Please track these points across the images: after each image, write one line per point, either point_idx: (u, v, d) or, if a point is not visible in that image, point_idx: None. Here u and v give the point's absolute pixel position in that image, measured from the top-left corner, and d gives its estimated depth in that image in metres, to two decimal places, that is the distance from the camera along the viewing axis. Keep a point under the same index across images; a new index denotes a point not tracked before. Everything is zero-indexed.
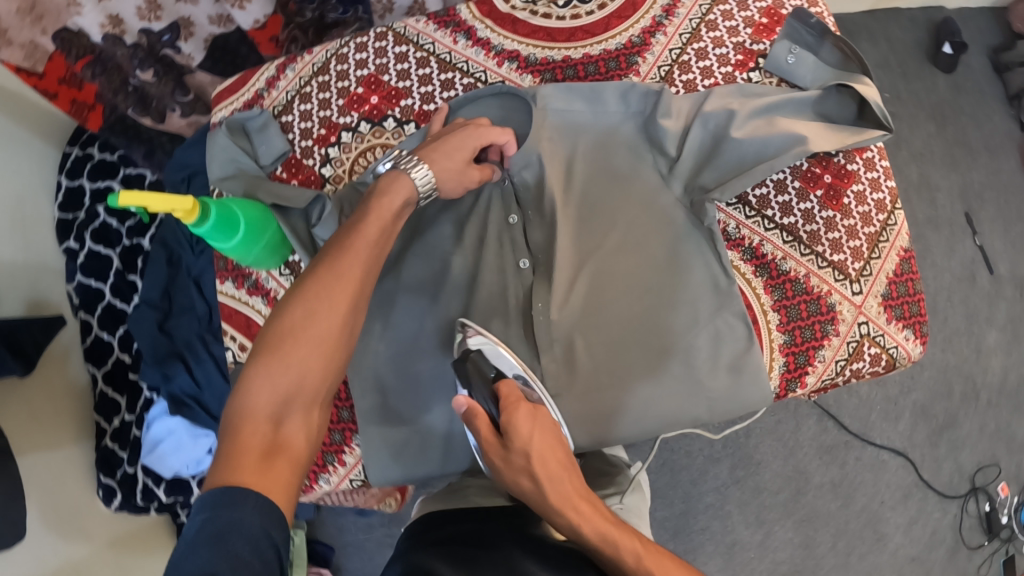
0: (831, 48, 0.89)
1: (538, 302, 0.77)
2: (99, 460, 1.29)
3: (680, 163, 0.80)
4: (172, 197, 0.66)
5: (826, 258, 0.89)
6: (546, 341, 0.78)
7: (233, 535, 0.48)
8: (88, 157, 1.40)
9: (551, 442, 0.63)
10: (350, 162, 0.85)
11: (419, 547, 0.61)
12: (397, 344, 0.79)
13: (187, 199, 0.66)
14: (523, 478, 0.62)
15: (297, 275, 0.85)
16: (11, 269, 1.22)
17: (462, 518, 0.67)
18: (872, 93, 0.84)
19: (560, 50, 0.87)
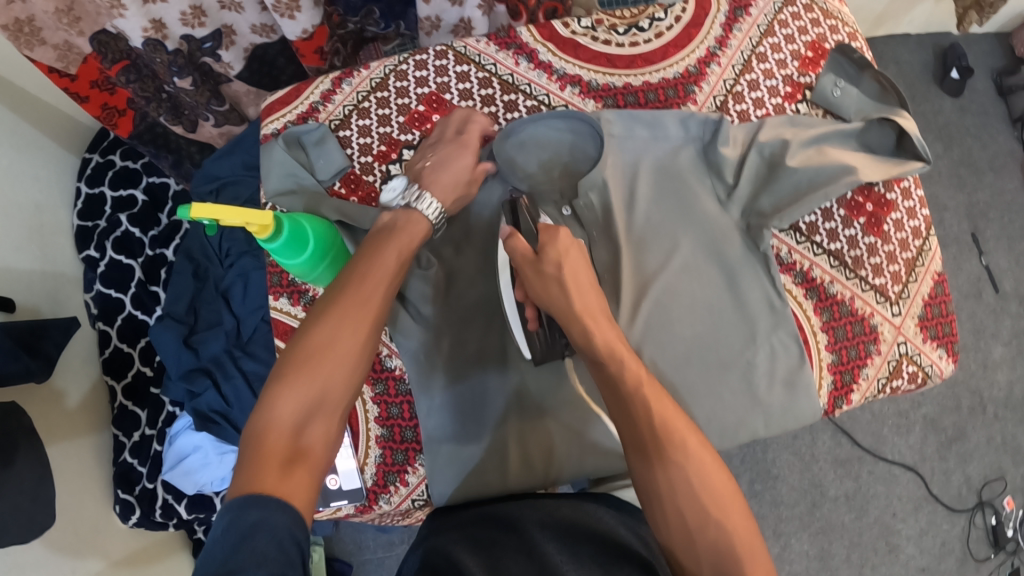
0: (870, 81, 0.94)
1: None
2: (120, 475, 1.26)
3: (738, 189, 0.83)
4: (252, 211, 0.65)
5: (869, 281, 0.91)
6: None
7: (258, 535, 0.47)
8: (110, 164, 1.38)
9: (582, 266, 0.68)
10: None
11: (441, 532, 0.69)
12: (461, 363, 0.79)
13: (268, 213, 0.66)
14: (550, 283, 0.65)
15: None
16: (30, 279, 1.20)
17: (482, 502, 0.74)
18: (911, 126, 0.87)
19: (620, 76, 0.91)
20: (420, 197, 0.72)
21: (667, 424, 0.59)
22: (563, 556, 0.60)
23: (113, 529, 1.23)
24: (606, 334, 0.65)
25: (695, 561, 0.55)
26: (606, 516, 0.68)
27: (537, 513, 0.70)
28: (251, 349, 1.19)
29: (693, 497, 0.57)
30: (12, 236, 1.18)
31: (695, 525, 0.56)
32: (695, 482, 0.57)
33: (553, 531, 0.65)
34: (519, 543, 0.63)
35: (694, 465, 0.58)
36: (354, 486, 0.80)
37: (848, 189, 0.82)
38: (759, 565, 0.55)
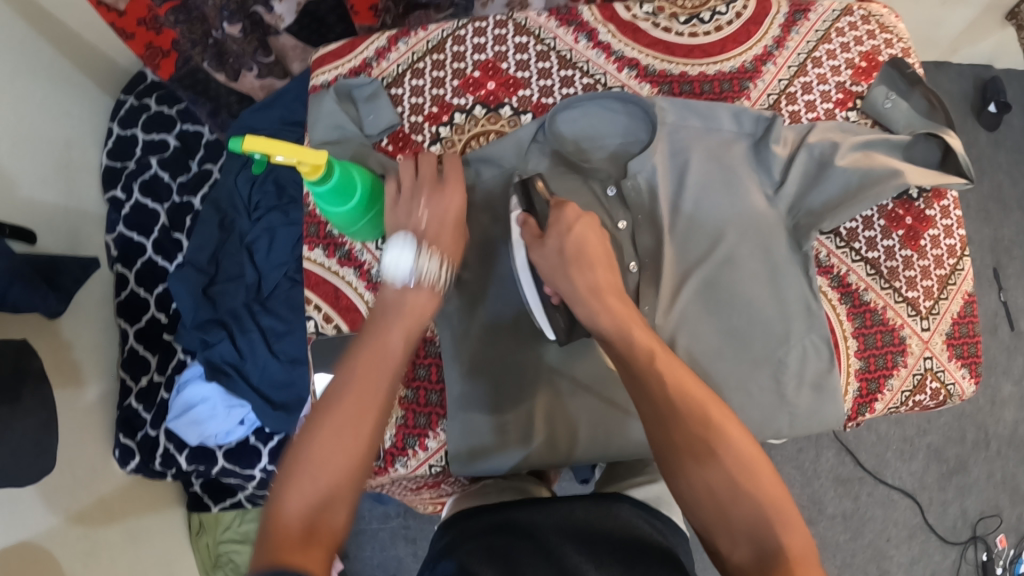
0: (921, 97, 0.93)
1: (645, 305, 0.77)
2: (122, 420, 1.26)
3: (785, 187, 0.84)
4: (307, 150, 0.64)
5: (902, 293, 0.90)
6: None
7: None
8: (144, 108, 1.38)
9: (594, 238, 0.69)
10: (460, 144, 0.86)
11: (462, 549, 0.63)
12: (494, 331, 0.78)
13: (323, 153, 0.64)
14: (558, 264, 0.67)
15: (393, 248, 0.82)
16: (51, 214, 1.19)
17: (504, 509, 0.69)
18: (958, 145, 0.88)
19: (678, 64, 0.93)
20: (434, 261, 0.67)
21: (684, 398, 0.59)
22: (590, 565, 0.59)
23: (111, 473, 1.23)
24: (615, 316, 0.64)
25: (729, 535, 0.54)
26: (615, 506, 0.71)
27: (556, 515, 0.68)
28: (270, 304, 1.19)
29: (713, 461, 0.56)
30: (38, 168, 1.17)
31: (722, 496, 0.55)
32: (719, 451, 0.56)
33: (569, 534, 0.65)
34: (540, 550, 0.62)
35: (717, 438, 0.57)
36: None
37: (896, 193, 0.82)
38: (797, 535, 0.53)
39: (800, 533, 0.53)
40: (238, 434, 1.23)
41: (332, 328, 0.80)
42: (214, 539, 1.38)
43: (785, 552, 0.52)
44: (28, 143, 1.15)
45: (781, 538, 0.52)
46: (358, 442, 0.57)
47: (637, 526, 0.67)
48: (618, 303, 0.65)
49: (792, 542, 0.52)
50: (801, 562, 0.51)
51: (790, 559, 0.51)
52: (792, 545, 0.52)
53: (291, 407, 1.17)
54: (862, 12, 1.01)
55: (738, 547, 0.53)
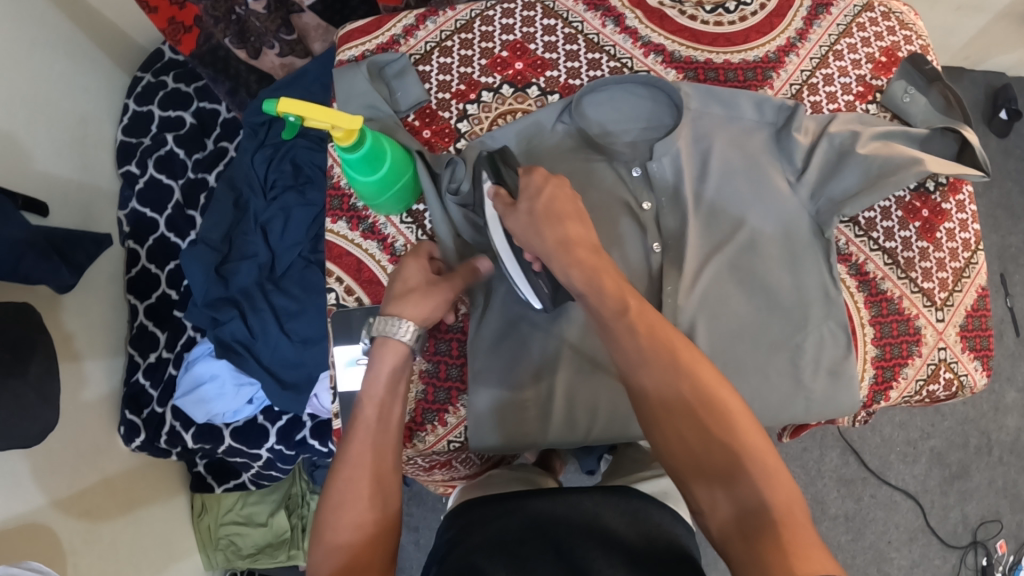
0: (937, 95, 0.94)
1: (668, 287, 0.78)
2: (129, 396, 1.26)
3: (808, 173, 0.83)
4: (341, 115, 0.64)
5: (918, 284, 0.91)
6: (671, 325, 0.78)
7: None
8: (161, 85, 1.37)
9: (567, 200, 0.67)
10: (488, 122, 0.86)
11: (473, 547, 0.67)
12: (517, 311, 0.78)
13: (358, 119, 0.65)
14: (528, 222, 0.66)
15: (419, 223, 0.82)
16: (65, 187, 1.19)
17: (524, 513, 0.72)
18: (975, 137, 0.88)
19: (703, 51, 0.93)
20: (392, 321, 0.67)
21: (661, 359, 0.59)
22: (602, 559, 0.61)
23: (115, 449, 1.22)
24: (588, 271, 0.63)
25: (710, 496, 0.54)
26: (639, 501, 0.73)
27: (567, 507, 0.72)
28: (283, 284, 1.18)
29: (694, 422, 0.56)
30: (54, 140, 1.17)
31: (700, 454, 0.55)
32: (697, 414, 0.56)
33: (588, 530, 0.68)
34: (551, 544, 0.65)
35: (697, 401, 0.56)
36: None
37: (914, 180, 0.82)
38: (784, 491, 0.53)
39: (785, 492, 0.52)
40: (246, 413, 1.23)
41: (353, 301, 0.81)
42: (216, 521, 1.38)
43: (766, 510, 0.52)
44: (44, 114, 1.15)
45: (761, 497, 0.52)
46: (363, 511, 0.59)
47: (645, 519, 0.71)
48: (588, 257, 0.64)
49: (775, 498, 0.52)
50: (785, 517, 0.51)
51: (769, 518, 0.51)
52: (776, 503, 0.52)
53: (302, 387, 1.17)
54: (883, 8, 1.02)
55: (720, 512, 0.54)
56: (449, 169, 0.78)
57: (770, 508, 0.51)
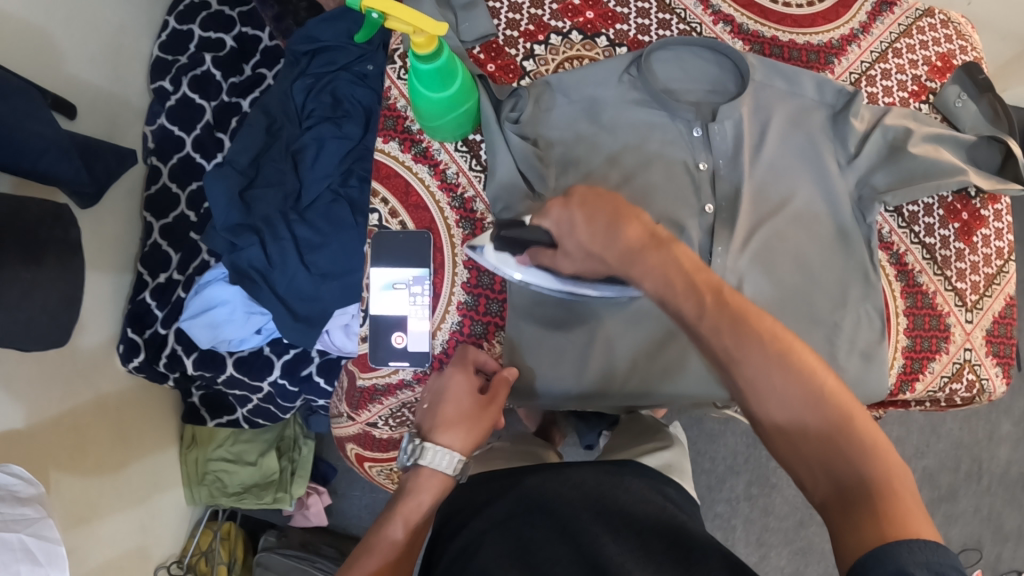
0: (987, 105, 0.94)
1: (719, 246, 0.79)
2: (133, 314, 1.22)
3: (860, 159, 0.83)
4: (427, 19, 0.65)
5: (952, 282, 0.91)
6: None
7: None
8: (204, 6, 1.34)
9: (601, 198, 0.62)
10: (553, 64, 0.87)
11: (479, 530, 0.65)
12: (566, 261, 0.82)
13: (442, 25, 0.65)
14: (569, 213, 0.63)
15: (474, 154, 0.84)
16: (95, 94, 1.15)
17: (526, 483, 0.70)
18: (1020, 151, 0.88)
19: (770, 28, 0.94)
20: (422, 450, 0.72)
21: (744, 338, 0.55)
22: (609, 538, 0.60)
23: (112, 368, 1.18)
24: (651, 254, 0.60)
25: (808, 468, 0.52)
26: (625, 476, 0.72)
27: (571, 485, 0.69)
28: (308, 216, 1.17)
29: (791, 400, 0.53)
30: (90, 44, 1.13)
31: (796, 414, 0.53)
32: (796, 391, 0.53)
33: (588, 501, 0.66)
34: (557, 523, 0.63)
35: (778, 352, 0.54)
36: (420, 349, 0.83)
37: (955, 188, 0.83)
38: (891, 466, 0.50)
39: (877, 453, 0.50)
40: (253, 343, 1.21)
41: (396, 223, 0.83)
42: (204, 456, 1.35)
43: (865, 479, 0.49)
44: (83, 15, 1.11)
45: (863, 469, 0.50)
46: None
47: (651, 501, 0.68)
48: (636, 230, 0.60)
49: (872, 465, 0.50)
50: (893, 488, 0.49)
51: (871, 490, 0.49)
52: (874, 473, 0.49)
53: (313, 320, 1.15)
54: (942, 16, 1.02)
55: (810, 467, 0.52)
56: (512, 99, 0.80)
57: (874, 480, 0.49)
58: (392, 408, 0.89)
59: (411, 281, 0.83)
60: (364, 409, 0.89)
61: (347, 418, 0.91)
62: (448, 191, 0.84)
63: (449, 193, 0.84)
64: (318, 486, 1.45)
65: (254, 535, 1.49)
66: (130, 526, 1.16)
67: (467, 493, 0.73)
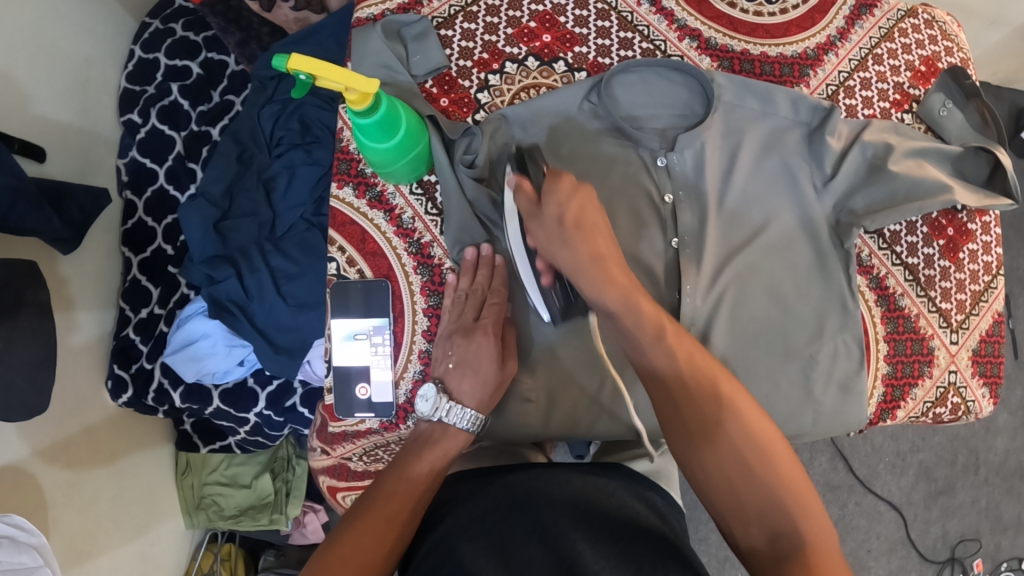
0: (973, 111, 0.89)
1: (687, 284, 0.77)
2: (117, 351, 1.21)
3: (836, 181, 0.80)
4: (355, 77, 0.65)
5: (936, 304, 0.89)
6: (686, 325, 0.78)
7: None
8: (170, 32, 1.31)
9: (594, 215, 0.67)
10: (509, 95, 0.85)
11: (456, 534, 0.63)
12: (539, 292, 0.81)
13: (372, 82, 0.65)
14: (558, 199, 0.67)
15: (429, 196, 0.84)
16: (63, 132, 1.14)
17: (512, 487, 0.68)
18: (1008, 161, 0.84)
19: (740, 41, 0.90)
20: (451, 411, 0.75)
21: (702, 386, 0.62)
22: (587, 543, 0.58)
23: (101, 404, 1.19)
24: (625, 294, 0.66)
25: (745, 522, 0.56)
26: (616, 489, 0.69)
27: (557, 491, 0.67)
28: (282, 245, 1.17)
29: (734, 457, 0.58)
30: (55, 82, 1.12)
31: (740, 480, 0.57)
32: (746, 446, 0.58)
33: (565, 509, 0.64)
34: (533, 526, 0.61)
35: (729, 405, 0.60)
36: (384, 400, 0.83)
37: (939, 209, 0.79)
38: (822, 531, 0.55)
39: (819, 520, 0.55)
40: (237, 374, 1.21)
41: (354, 272, 0.83)
42: (199, 481, 1.37)
43: (803, 544, 0.54)
44: (45, 54, 1.09)
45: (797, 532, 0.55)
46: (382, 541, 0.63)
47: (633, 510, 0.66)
48: (621, 275, 0.66)
49: (808, 530, 0.55)
50: (819, 552, 0.53)
51: (806, 549, 0.53)
52: (812, 536, 0.54)
53: (295, 351, 1.16)
54: (926, 16, 0.97)
55: (750, 531, 0.56)
56: (464, 138, 0.79)
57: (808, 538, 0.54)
58: (365, 447, 0.89)
59: (371, 331, 0.82)
60: (337, 446, 0.89)
61: (322, 453, 0.91)
62: (404, 236, 0.83)
63: (405, 237, 0.83)
64: (314, 505, 1.46)
65: (253, 553, 1.50)
66: (130, 555, 1.18)
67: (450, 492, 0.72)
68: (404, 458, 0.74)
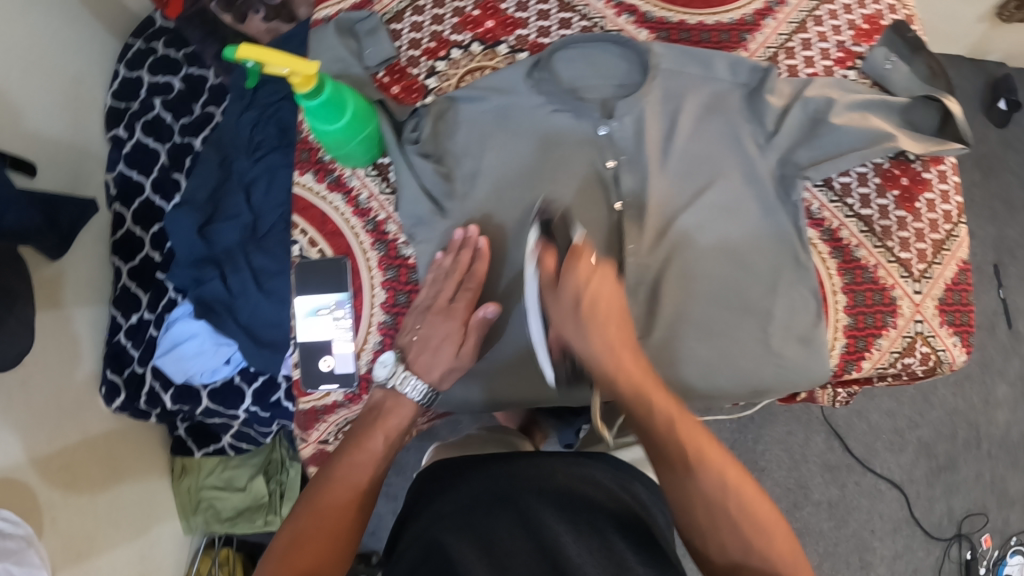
0: (921, 64, 0.90)
1: (630, 244, 0.81)
2: (109, 355, 1.26)
3: (778, 137, 0.81)
4: (299, 60, 0.68)
5: (895, 253, 0.90)
6: (633, 283, 0.82)
7: None
8: (151, 50, 1.37)
9: (609, 295, 0.74)
10: (456, 78, 0.88)
11: (440, 525, 0.66)
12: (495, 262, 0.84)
13: (313, 64, 0.68)
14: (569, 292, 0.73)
15: (383, 176, 0.87)
16: (54, 147, 1.19)
17: (496, 475, 0.72)
18: (958, 108, 0.86)
19: (677, 13, 0.93)
20: (406, 379, 0.77)
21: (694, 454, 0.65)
22: (569, 536, 0.62)
23: (96, 408, 1.22)
24: (627, 365, 0.71)
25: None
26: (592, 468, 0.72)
27: (539, 478, 0.70)
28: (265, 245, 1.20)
29: (729, 519, 0.62)
30: (46, 99, 1.18)
31: (735, 549, 0.61)
32: (739, 513, 0.62)
33: (548, 497, 0.67)
34: (518, 518, 0.65)
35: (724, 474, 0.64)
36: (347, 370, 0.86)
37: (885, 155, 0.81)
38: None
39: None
40: (223, 373, 1.24)
41: (316, 252, 0.86)
42: (196, 485, 1.39)
43: None
44: (36, 73, 1.15)
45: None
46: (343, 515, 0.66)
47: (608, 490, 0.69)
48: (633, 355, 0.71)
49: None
50: None
51: None
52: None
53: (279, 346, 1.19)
54: None
55: None
56: (411, 118, 0.84)
57: None
58: (340, 424, 0.89)
59: (333, 305, 0.85)
60: (313, 430, 0.89)
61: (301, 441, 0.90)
62: (362, 216, 0.87)
63: (363, 217, 0.87)
64: None
65: (252, 556, 1.52)
66: (129, 558, 1.21)
67: (437, 482, 0.75)
68: (360, 426, 0.75)
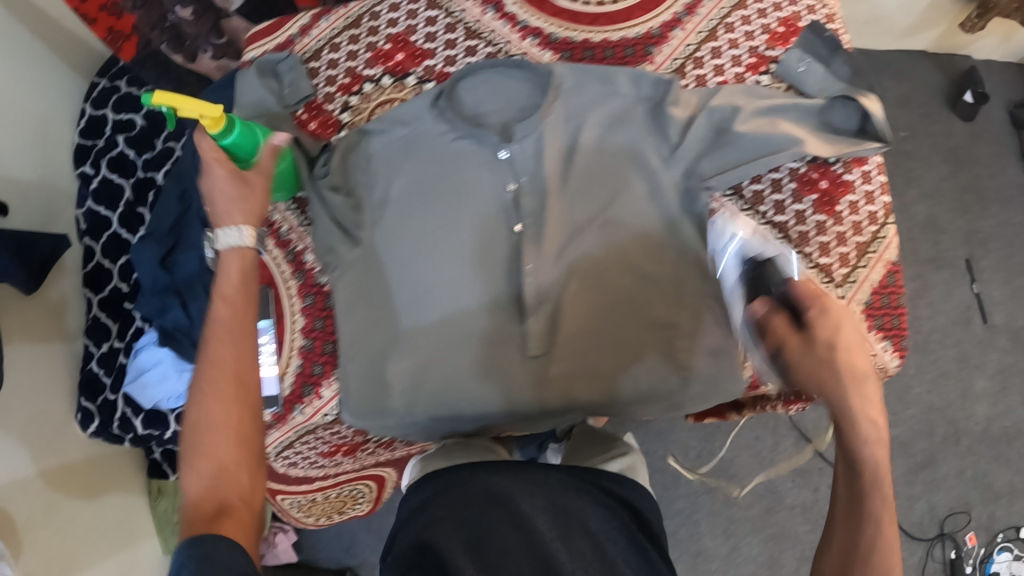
0: (842, 63, 0.90)
1: (528, 263, 0.84)
2: (84, 383, 1.30)
3: (682, 148, 0.83)
4: (206, 105, 0.75)
5: (813, 259, 0.92)
6: (534, 303, 0.85)
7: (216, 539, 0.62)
8: (115, 89, 1.43)
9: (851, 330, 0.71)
10: (368, 111, 0.97)
11: (436, 523, 0.63)
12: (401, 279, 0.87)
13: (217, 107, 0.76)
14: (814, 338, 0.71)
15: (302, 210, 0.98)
16: (26, 187, 1.25)
17: (492, 477, 0.68)
18: (875, 108, 0.85)
19: (582, 32, 0.98)
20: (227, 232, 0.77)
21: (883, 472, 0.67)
22: (562, 546, 0.61)
23: (72, 434, 1.26)
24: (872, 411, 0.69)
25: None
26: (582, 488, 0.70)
27: (530, 483, 0.67)
28: None
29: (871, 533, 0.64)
30: (16, 140, 1.23)
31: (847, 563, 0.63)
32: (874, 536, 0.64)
33: (543, 503, 0.65)
34: (512, 518, 0.63)
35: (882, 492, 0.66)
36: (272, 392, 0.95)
37: (793, 161, 0.84)
38: None
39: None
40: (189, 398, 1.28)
41: None
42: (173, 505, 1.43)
43: None
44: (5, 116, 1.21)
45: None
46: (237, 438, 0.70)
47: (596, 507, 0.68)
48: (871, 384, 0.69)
49: None
50: None
51: None
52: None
53: None
54: None
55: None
56: (323, 154, 0.91)
57: None
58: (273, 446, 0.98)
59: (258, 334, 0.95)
60: None
61: None
62: (283, 246, 0.97)
63: (284, 247, 0.98)
64: None
65: None
66: None
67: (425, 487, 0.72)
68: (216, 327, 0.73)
